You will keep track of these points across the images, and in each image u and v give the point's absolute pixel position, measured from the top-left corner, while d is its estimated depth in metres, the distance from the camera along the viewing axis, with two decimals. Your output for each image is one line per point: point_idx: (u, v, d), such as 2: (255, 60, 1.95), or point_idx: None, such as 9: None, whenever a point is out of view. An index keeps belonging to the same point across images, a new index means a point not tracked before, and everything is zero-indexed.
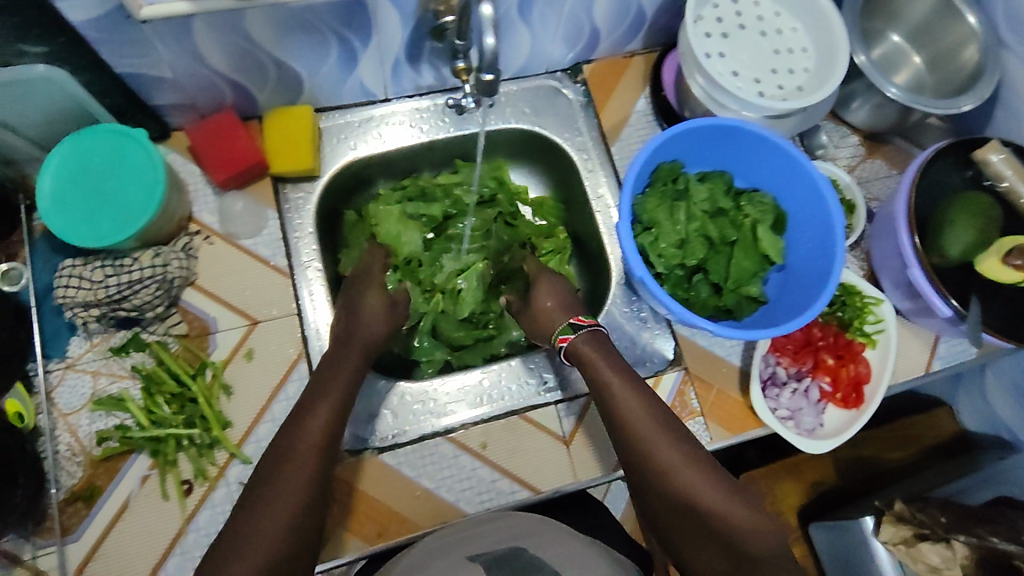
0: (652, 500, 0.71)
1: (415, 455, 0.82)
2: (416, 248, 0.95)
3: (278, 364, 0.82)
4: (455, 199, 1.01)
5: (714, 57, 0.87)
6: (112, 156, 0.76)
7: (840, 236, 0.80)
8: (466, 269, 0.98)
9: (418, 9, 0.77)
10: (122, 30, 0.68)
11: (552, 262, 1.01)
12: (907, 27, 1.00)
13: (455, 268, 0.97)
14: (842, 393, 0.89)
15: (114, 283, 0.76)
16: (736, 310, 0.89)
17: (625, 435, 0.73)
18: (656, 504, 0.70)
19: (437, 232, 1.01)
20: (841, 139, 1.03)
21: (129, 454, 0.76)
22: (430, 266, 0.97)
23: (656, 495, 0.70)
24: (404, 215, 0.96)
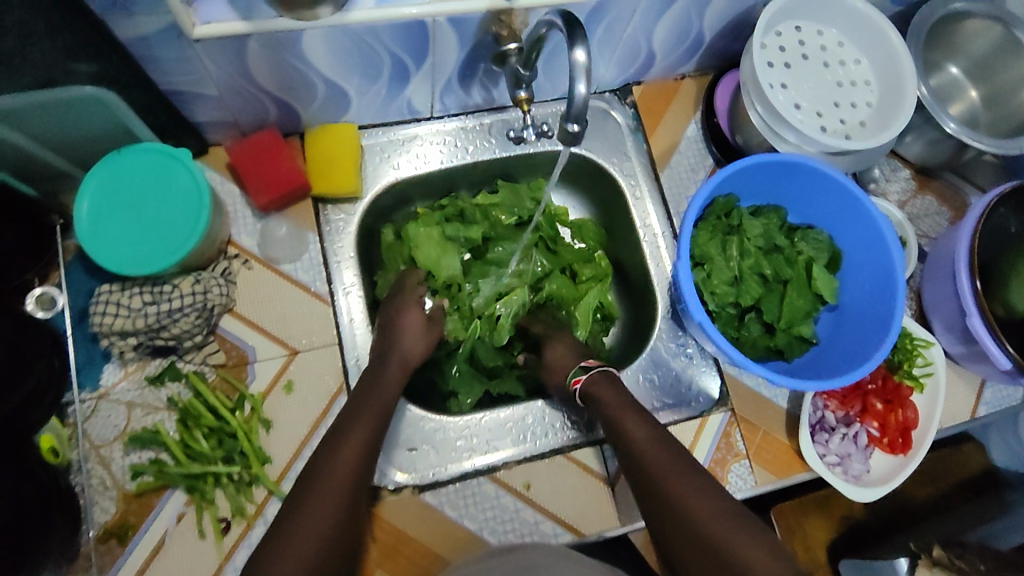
0: (670, 541, 0.66)
1: (458, 495, 0.80)
2: (456, 272, 0.91)
3: (318, 397, 0.79)
4: (495, 222, 0.95)
5: (776, 87, 0.84)
6: (155, 177, 0.73)
7: (902, 280, 0.79)
8: (505, 294, 0.93)
9: (479, 32, 0.74)
10: (173, 47, 0.64)
11: (594, 292, 0.96)
12: (966, 60, 0.97)
13: (493, 292, 0.93)
14: (889, 438, 0.87)
15: (153, 311, 0.73)
16: (786, 352, 0.86)
17: (643, 475, 0.70)
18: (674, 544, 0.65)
19: (475, 254, 0.96)
20: (892, 173, 1.00)
21: (164, 489, 0.74)
22: (467, 290, 0.92)
23: (672, 534, 0.66)
24: (443, 237, 0.92)
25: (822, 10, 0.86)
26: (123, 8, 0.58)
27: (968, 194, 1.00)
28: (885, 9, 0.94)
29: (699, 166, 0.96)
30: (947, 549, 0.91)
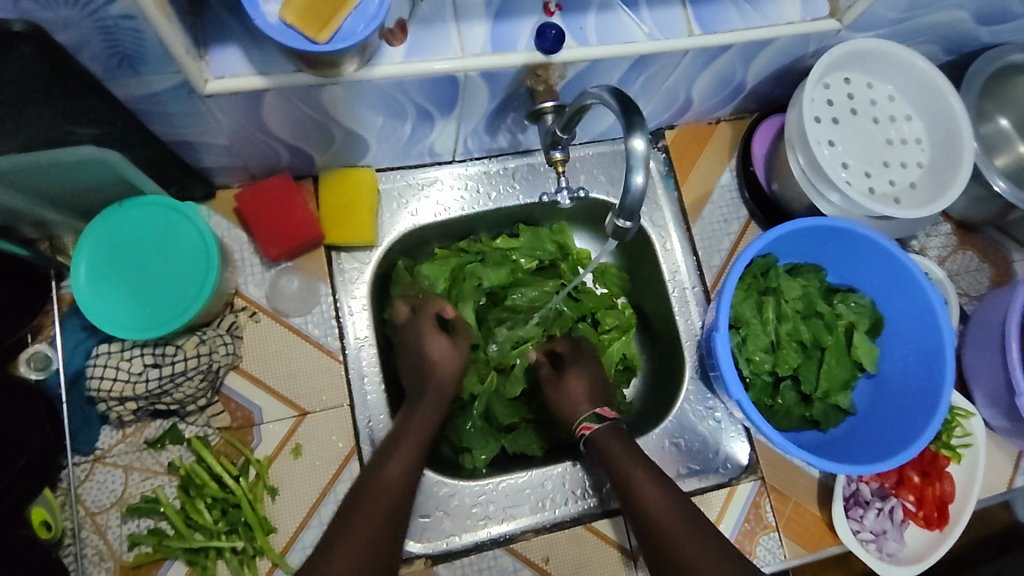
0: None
1: (473, 569, 0.76)
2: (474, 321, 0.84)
3: (328, 462, 0.74)
4: (517, 265, 0.90)
5: (823, 145, 0.79)
6: (159, 234, 0.68)
7: (951, 358, 0.74)
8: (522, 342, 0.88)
9: (511, 85, 0.70)
10: (182, 103, 0.59)
11: (616, 344, 0.90)
12: (1018, 112, 0.92)
13: (511, 341, 0.87)
14: (925, 512, 0.83)
15: (154, 376, 0.69)
16: (823, 422, 0.81)
17: (652, 537, 0.66)
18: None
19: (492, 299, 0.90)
20: (933, 226, 0.95)
21: (163, 561, 0.69)
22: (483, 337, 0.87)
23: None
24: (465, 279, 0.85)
25: (877, 63, 0.80)
26: (129, 68, 0.53)
27: (1011, 251, 0.95)
28: (936, 58, 0.89)
29: (732, 217, 0.91)
30: None
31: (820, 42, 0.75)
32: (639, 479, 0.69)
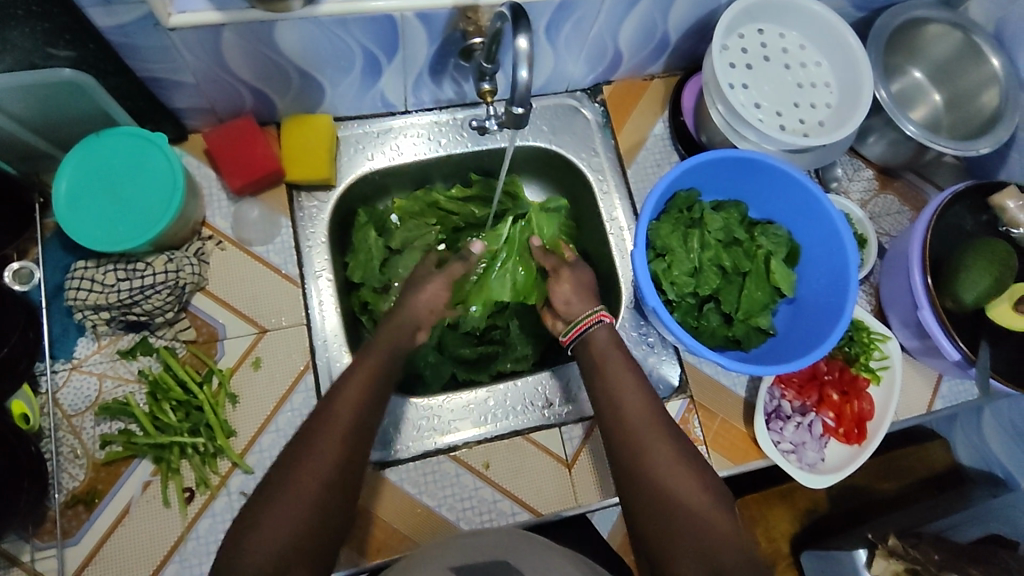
0: (631, 502, 0.67)
1: (418, 473, 0.82)
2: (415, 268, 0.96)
3: (285, 374, 0.81)
4: (471, 213, 0.99)
5: (737, 87, 0.87)
6: (132, 158, 0.77)
7: (855, 273, 0.81)
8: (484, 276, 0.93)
9: (446, 28, 0.78)
10: (150, 34, 0.68)
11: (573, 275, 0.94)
12: (929, 64, 1.00)
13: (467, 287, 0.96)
14: (845, 428, 0.89)
15: (125, 287, 0.76)
16: (744, 342, 0.89)
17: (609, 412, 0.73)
18: (634, 505, 0.67)
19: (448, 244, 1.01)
20: (855, 173, 1.02)
21: (132, 458, 0.76)
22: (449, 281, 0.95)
23: (637, 498, 0.66)
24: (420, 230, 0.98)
25: (784, 14, 0.89)
26: None
27: (929, 195, 1.03)
28: (848, 15, 0.97)
29: (665, 162, 0.99)
30: (903, 539, 0.94)
31: None
32: (623, 378, 0.75)
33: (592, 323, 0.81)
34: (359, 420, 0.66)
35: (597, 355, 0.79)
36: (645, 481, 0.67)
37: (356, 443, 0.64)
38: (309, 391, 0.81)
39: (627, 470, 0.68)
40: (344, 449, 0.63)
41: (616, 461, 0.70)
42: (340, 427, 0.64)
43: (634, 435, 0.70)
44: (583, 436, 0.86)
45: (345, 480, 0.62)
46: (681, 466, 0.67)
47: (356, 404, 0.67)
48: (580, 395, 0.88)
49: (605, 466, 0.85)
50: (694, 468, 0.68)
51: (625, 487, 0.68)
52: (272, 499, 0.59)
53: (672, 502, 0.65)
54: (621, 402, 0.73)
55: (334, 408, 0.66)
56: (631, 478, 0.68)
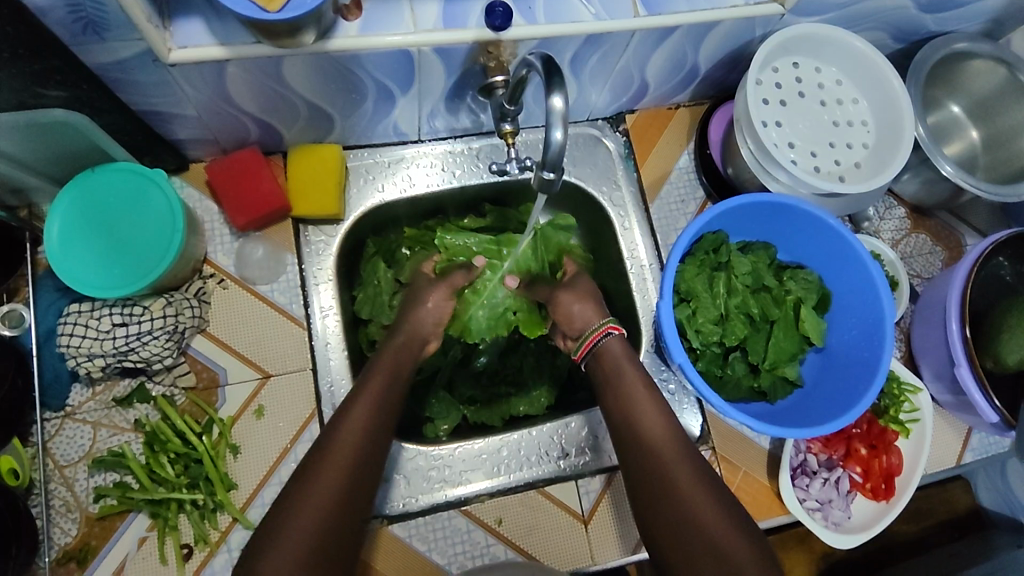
0: (652, 527, 0.65)
1: (427, 528, 0.78)
2: None
3: (290, 422, 0.77)
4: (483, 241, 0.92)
5: (770, 125, 0.83)
6: (129, 200, 0.73)
7: (891, 330, 0.77)
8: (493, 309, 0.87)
9: (466, 62, 0.73)
10: (149, 71, 0.63)
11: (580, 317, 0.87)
12: (969, 99, 0.95)
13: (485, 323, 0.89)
14: (872, 483, 0.85)
15: (122, 334, 0.72)
16: (770, 393, 0.85)
17: (624, 426, 0.71)
18: (655, 529, 0.64)
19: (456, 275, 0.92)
20: (887, 211, 0.98)
21: (128, 512, 0.73)
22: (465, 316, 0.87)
23: (659, 523, 0.64)
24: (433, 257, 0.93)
25: (822, 49, 0.84)
26: (95, 33, 0.57)
27: (963, 235, 0.98)
28: (886, 47, 0.92)
29: (689, 198, 0.94)
30: None
31: (765, 27, 0.79)
32: (641, 402, 0.72)
33: (603, 336, 0.77)
34: (355, 463, 0.62)
35: (610, 367, 0.76)
36: (665, 508, 0.64)
37: (349, 495, 0.61)
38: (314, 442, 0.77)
39: (648, 496, 0.66)
40: (336, 500, 0.59)
41: (635, 485, 0.68)
42: (331, 475, 0.61)
43: (653, 463, 0.67)
44: (600, 491, 0.82)
45: (337, 531, 0.58)
46: (704, 491, 0.64)
47: (353, 446, 0.63)
48: (599, 445, 0.84)
49: (622, 522, 0.81)
50: (719, 496, 0.65)
51: (647, 513, 0.65)
52: (260, 553, 0.56)
53: (695, 528, 0.62)
54: (639, 417, 0.71)
55: (328, 452, 0.62)
56: (651, 503, 0.65)
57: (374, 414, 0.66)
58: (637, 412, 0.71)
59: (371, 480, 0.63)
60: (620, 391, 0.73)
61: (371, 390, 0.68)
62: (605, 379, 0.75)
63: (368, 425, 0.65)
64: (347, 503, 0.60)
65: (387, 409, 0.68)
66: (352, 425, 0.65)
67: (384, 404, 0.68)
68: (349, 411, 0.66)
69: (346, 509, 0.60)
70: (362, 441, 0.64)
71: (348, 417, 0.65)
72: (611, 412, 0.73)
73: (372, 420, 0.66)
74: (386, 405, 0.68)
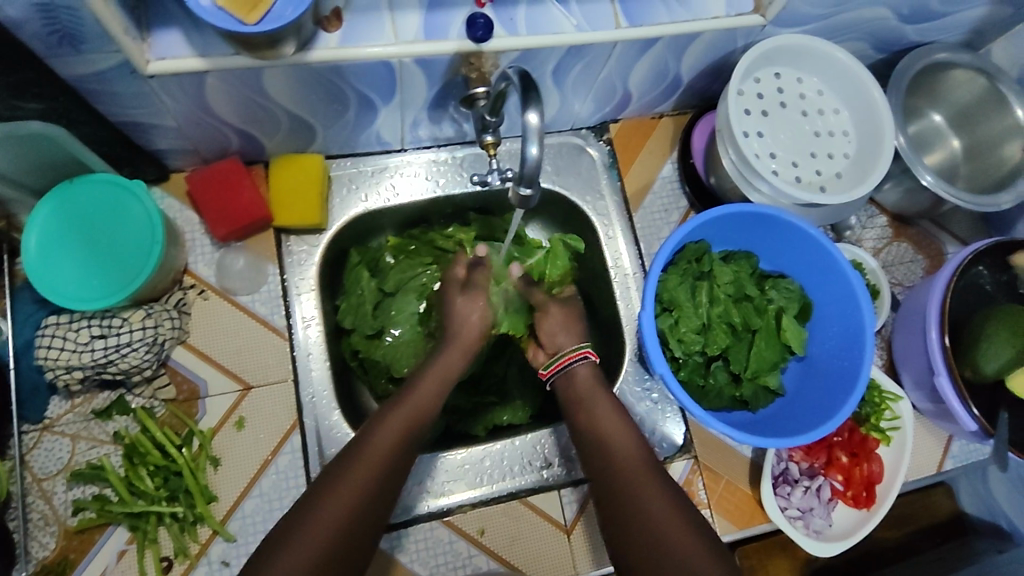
0: (624, 546, 0.64)
1: (409, 539, 0.78)
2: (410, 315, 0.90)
3: (271, 433, 0.77)
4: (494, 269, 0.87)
5: (751, 136, 0.83)
6: (106, 210, 0.73)
7: (871, 340, 0.78)
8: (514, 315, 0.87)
9: (447, 72, 0.73)
10: (126, 82, 0.63)
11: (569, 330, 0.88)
12: (949, 108, 0.95)
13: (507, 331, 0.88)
14: (853, 491, 0.86)
15: (100, 346, 0.72)
16: (752, 402, 0.86)
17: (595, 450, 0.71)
18: (626, 548, 0.64)
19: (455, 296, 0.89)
20: (869, 220, 0.98)
21: (107, 525, 0.72)
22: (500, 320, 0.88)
23: (631, 542, 0.64)
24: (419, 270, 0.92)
25: (802, 59, 0.85)
26: (70, 46, 0.57)
27: (944, 243, 0.99)
28: (868, 57, 0.93)
29: (672, 207, 0.94)
30: None
31: (747, 38, 0.79)
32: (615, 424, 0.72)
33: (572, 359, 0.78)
34: (389, 461, 0.62)
35: (584, 389, 0.76)
36: (640, 526, 0.64)
37: (365, 512, 0.59)
38: (295, 453, 0.77)
39: (619, 516, 0.66)
40: (366, 497, 0.59)
41: (607, 504, 0.68)
42: (348, 492, 0.59)
43: (627, 481, 0.67)
44: (581, 502, 0.82)
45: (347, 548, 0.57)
46: (678, 511, 0.65)
47: (391, 443, 0.63)
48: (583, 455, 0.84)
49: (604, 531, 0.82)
50: (689, 517, 0.64)
51: (618, 534, 0.65)
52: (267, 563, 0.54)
53: (664, 547, 0.62)
54: (610, 439, 0.71)
55: (350, 469, 0.60)
56: (624, 523, 0.65)
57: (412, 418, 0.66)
58: (611, 433, 0.72)
59: (389, 498, 0.61)
60: (589, 412, 0.74)
61: (399, 411, 0.66)
62: (575, 402, 0.76)
63: (395, 445, 0.63)
64: (361, 521, 0.58)
65: (417, 425, 0.66)
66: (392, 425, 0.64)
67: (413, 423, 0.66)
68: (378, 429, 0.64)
69: (360, 527, 0.58)
70: (387, 460, 0.62)
71: (377, 431, 0.63)
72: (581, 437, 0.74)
73: (400, 437, 0.64)
74: (415, 426, 0.66)
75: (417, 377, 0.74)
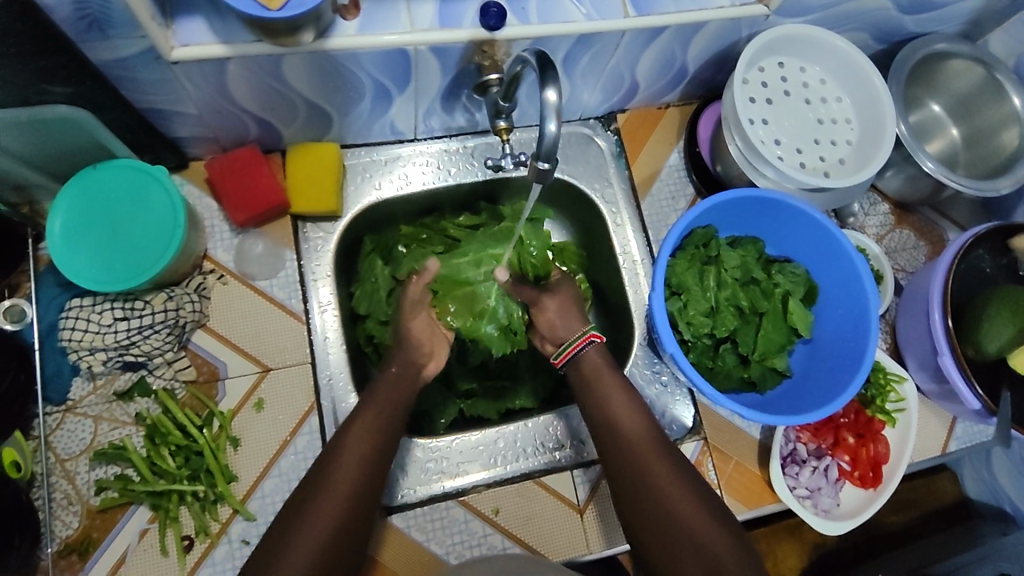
0: (637, 527, 0.66)
1: (426, 519, 0.79)
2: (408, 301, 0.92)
3: (289, 415, 0.78)
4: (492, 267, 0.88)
5: (757, 123, 0.85)
6: (129, 195, 0.75)
7: (876, 320, 0.80)
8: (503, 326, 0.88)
9: (461, 61, 0.75)
10: (152, 67, 0.65)
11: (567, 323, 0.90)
12: (949, 98, 0.98)
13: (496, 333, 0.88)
14: (860, 472, 0.87)
15: (123, 328, 0.74)
16: (760, 383, 0.87)
17: (608, 432, 0.72)
18: (641, 530, 0.65)
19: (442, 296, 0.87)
20: (872, 207, 1.00)
21: (129, 505, 0.73)
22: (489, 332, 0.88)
23: (643, 524, 0.65)
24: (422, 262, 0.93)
25: (806, 49, 0.87)
26: (98, 30, 0.59)
27: (945, 230, 1.01)
28: (869, 47, 0.95)
29: (680, 195, 0.96)
30: None
31: (752, 27, 0.81)
32: (619, 404, 0.73)
33: (583, 345, 0.79)
34: (379, 444, 0.66)
35: (590, 374, 0.77)
36: (652, 507, 0.65)
37: (359, 505, 0.62)
38: (313, 434, 0.78)
39: (633, 497, 0.67)
40: (362, 477, 0.63)
41: (617, 485, 0.69)
42: (339, 489, 0.61)
43: (636, 462, 0.68)
44: (594, 482, 0.83)
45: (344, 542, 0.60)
46: (688, 492, 0.66)
47: (377, 426, 0.67)
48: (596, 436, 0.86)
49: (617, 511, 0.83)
50: (703, 499, 0.66)
51: (632, 514, 0.66)
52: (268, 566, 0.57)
53: (680, 528, 0.64)
54: (622, 421, 0.72)
55: (336, 464, 0.63)
56: (638, 504, 0.66)
57: (393, 403, 0.71)
58: (615, 414, 0.72)
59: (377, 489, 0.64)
60: (599, 394, 0.74)
61: (372, 407, 0.69)
62: (583, 386, 0.76)
63: (375, 437, 0.66)
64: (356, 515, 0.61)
65: (398, 411, 0.71)
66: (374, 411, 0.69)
67: (388, 414, 0.69)
68: (355, 425, 0.67)
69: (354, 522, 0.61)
70: (378, 444, 0.66)
71: (363, 416, 0.68)
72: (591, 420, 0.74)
73: (377, 430, 0.67)
74: (389, 420, 0.69)
75: None
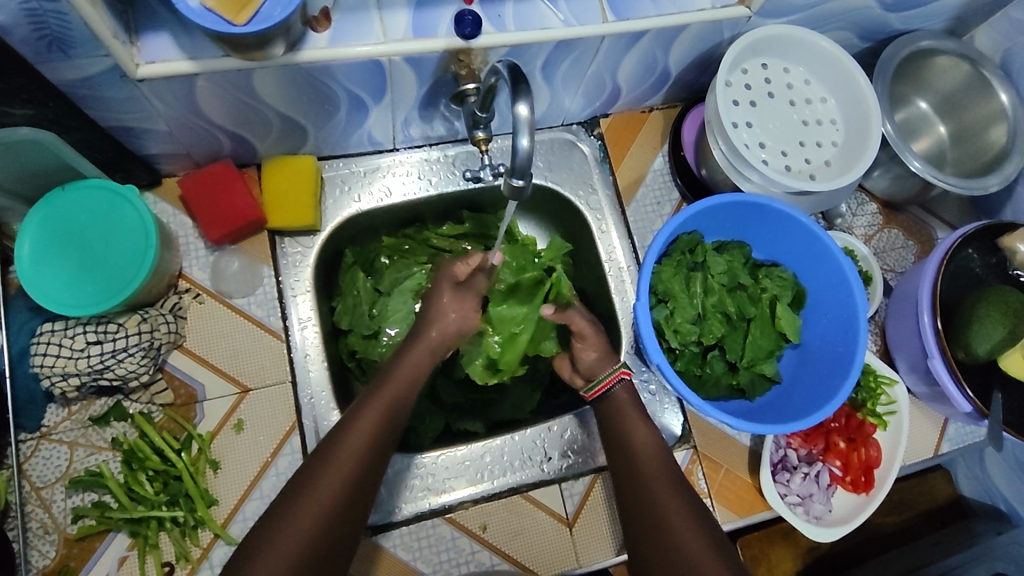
0: (645, 559, 0.67)
1: (412, 537, 0.78)
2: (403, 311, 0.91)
3: (269, 435, 0.77)
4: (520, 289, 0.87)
5: (740, 126, 0.84)
6: (101, 215, 0.73)
7: (864, 324, 0.78)
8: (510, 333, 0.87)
9: (437, 70, 0.73)
10: (117, 86, 0.63)
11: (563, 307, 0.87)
12: (935, 95, 0.96)
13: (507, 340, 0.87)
14: (852, 476, 0.86)
15: (96, 353, 0.72)
16: (749, 390, 0.86)
17: (627, 461, 0.73)
18: (648, 559, 0.66)
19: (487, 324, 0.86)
20: (859, 207, 0.99)
21: (107, 532, 0.72)
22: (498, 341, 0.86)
23: (652, 556, 0.66)
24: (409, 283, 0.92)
25: (790, 49, 0.85)
26: (59, 51, 0.57)
27: (934, 229, 1.00)
28: (853, 46, 0.94)
29: (665, 200, 0.95)
30: None
31: (734, 29, 0.80)
32: (635, 432, 0.75)
33: (615, 382, 0.77)
34: (373, 444, 0.65)
35: (611, 408, 0.77)
36: (660, 541, 0.66)
37: (339, 517, 0.61)
38: (295, 455, 0.76)
39: (642, 525, 0.68)
40: (352, 477, 0.63)
41: (632, 519, 0.70)
42: (316, 501, 0.61)
43: (651, 497, 0.69)
44: (583, 495, 0.82)
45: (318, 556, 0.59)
46: (693, 524, 0.67)
47: (375, 422, 0.67)
48: (583, 448, 0.85)
49: (605, 524, 0.82)
50: (707, 530, 0.66)
51: (640, 540, 0.68)
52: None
53: (680, 556, 0.64)
54: (640, 452, 0.73)
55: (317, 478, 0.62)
56: (647, 532, 0.67)
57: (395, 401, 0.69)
58: (635, 446, 0.74)
59: (361, 504, 0.63)
60: (622, 425, 0.76)
61: (371, 409, 0.68)
62: (605, 418, 0.78)
63: (365, 445, 0.65)
64: (331, 526, 0.60)
65: (397, 409, 0.69)
66: (371, 411, 0.67)
67: (385, 423, 0.67)
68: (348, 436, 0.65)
69: (330, 534, 0.60)
70: (372, 443, 0.65)
71: (364, 415, 0.67)
72: (611, 448, 0.76)
73: (378, 434, 0.66)
74: (386, 433, 0.67)
75: (412, 364, 0.74)
